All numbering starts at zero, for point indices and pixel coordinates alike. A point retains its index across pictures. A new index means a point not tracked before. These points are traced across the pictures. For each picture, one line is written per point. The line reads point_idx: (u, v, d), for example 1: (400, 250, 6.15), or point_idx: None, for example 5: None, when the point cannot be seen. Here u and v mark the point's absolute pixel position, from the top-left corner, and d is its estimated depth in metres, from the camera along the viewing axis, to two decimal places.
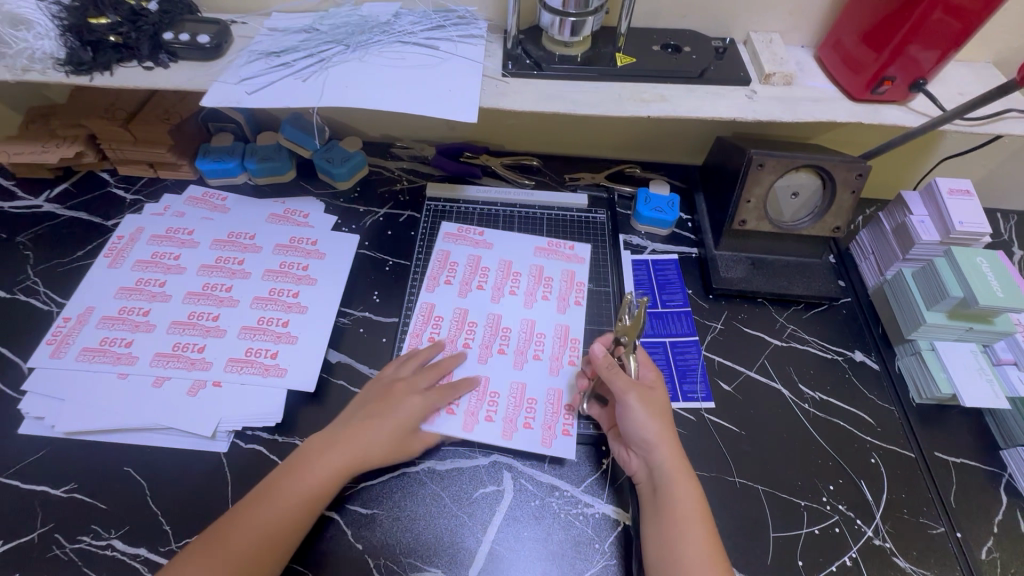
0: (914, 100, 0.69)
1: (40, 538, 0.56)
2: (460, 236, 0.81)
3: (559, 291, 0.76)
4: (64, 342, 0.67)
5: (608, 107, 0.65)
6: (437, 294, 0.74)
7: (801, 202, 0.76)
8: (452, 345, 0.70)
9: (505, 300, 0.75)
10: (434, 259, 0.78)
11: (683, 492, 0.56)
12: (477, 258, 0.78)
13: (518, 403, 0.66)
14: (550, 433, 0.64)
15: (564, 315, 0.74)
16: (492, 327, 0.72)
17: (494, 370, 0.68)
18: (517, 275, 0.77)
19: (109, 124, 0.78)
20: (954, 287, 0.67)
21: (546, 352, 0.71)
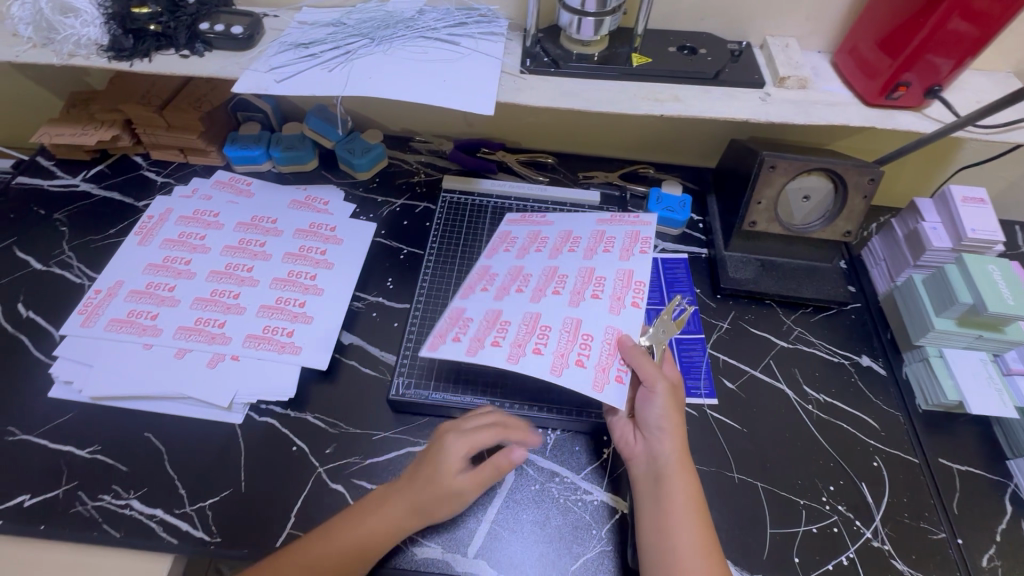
0: (930, 106, 0.68)
1: (64, 494, 0.59)
2: (523, 220, 0.81)
3: (587, 244, 0.73)
4: (94, 312, 0.70)
5: (621, 105, 0.66)
6: (494, 259, 0.75)
7: (813, 205, 0.76)
8: (502, 292, 0.69)
9: (563, 255, 0.73)
10: (494, 236, 0.79)
11: (685, 486, 0.56)
12: (509, 232, 0.79)
13: (574, 338, 0.61)
14: (605, 377, 0.57)
15: (626, 262, 0.68)
16: (549, 276, 0.70)
17: (546, 308, 0.65)
18: (579, 237, 0.75)
19: (144, 109, 0.82)
20: (964, 293, 0.67)
21: (605, 293, 0.65)
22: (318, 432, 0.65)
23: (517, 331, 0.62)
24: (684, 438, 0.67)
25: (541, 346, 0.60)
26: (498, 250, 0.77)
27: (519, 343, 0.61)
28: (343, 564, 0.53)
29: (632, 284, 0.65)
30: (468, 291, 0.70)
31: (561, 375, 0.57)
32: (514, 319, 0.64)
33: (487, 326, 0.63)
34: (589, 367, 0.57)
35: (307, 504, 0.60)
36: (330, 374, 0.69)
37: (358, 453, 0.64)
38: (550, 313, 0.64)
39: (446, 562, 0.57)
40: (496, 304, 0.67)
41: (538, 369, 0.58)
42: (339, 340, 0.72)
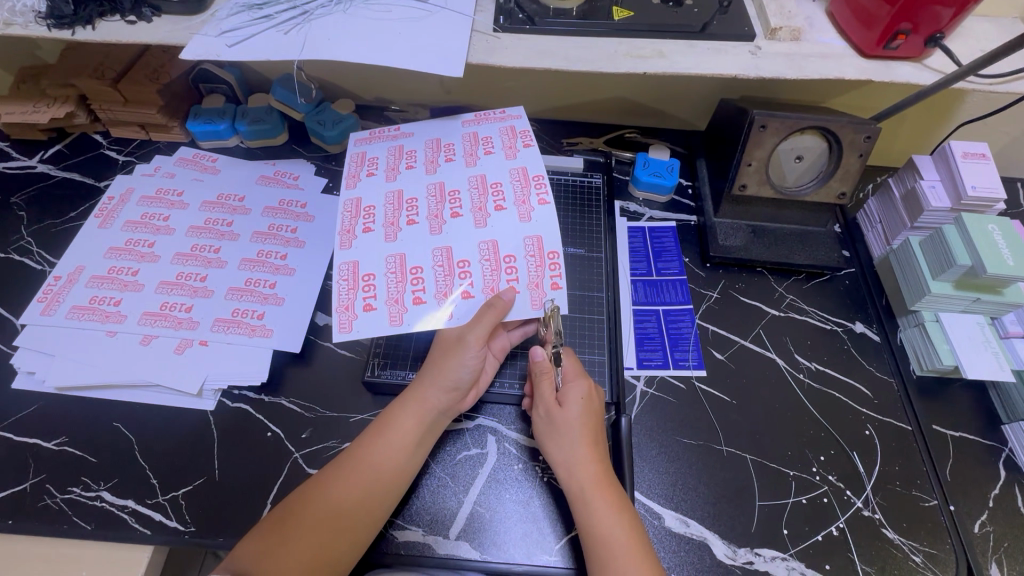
0: (931, 56, 0.64)
1: (32, 487, 0.57)
2: (373, 136, 0.69)
3: (502, 141, 0.66)
4: (54, 300, 0.67)
5: (602, 63, 0.61)
6: (361, 188, 0.64)
7: (806, 166, 0.72)
8: (394, 226, 0.61)
9: (443, 169, 0.65)
10: (349, 159, 0.66)
11: (606, 520, 0.52)
12: (399, 147, 0.67)
13: (496, 266, 0.59)
14: (540, 292, 0.58)
15: (514, 160, 0.65)
16: (438, 196, 0.63)
17: (455, 236, 0.60)
18: (451, 144, 0.67)
19: (97, 83, 0.77)
20: (962, 255, 0.64)
21: (509, 200, 0.62)
22: (293, 416, 0.63)
23: (433, 278, 0.58)
24: (672, 412, 0.65)
25: (469, 287, 0.58)
26: (347, 181, 0.64)
27: (444, 285, 0.58)
28: (371, 488, 0.53)
29: (531, 181, 0.63)
30: (348, 230, 0.61)
31: (542, 308, 0.57)
32: (425, 262, 0.59)
33: (399, 280, 0.58)
34: (522, 290, 0.58)
35: (283, 490, 0.58)
36: (305, 356, 0.67)
37: (335, 437, 0.61)
38: (477, 242, 0.60)
39: (428, 544, 0.56)
40: (393, 248, 0.59)
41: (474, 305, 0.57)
42: (313, 321, 0.69)
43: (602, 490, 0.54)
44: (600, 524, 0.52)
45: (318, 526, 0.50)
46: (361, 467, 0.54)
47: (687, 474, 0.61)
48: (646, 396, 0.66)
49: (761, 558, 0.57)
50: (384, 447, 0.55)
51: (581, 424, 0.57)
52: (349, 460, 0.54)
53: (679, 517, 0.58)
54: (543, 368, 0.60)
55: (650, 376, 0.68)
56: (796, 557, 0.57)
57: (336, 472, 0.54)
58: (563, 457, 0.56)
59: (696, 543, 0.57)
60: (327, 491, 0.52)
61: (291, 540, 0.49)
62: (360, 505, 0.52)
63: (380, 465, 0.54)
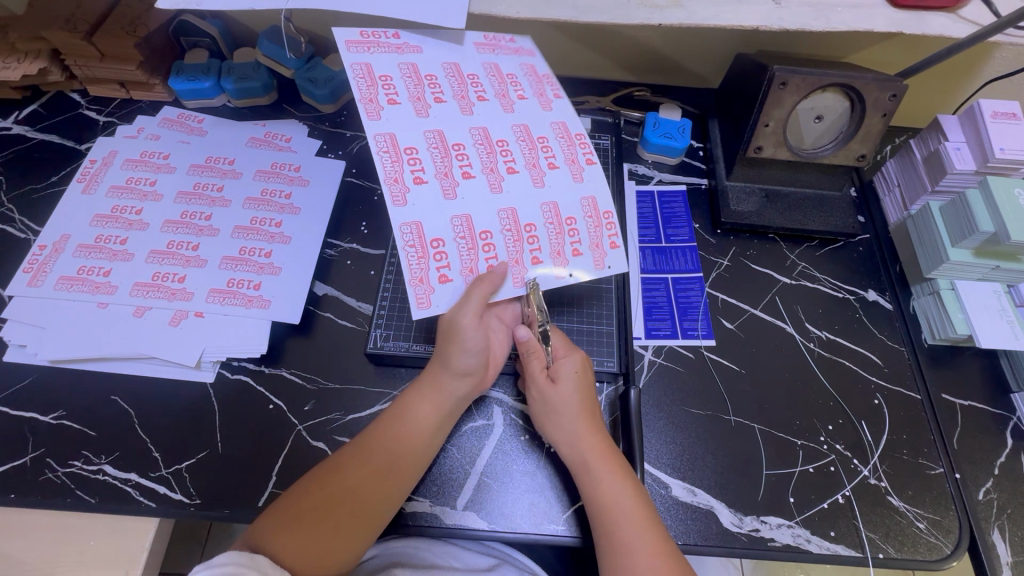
0: (968, 6, 0.59)
1: (32, 462, 0.56)
2: (367, 42, 0.56)
3: (531, 86, 0.60)
4: (41, 270, 0.65)
5: (613, 14, 0.56)
6: (387, 120, 0.54)
7: (826, 127, 0.68)
8: (447, 177, 0.53)
9: (479, 104, 0.57)
10: (354, 76, 0.54)
11: (608, 489, 0.52)
12: (411, 66, 0.56)
13: (560, 229, 0.55)
14: (601, 252, 0.55)
15: (552, 112, 0.59)
16: (485, 144, 0.56)
17: (516, 196, 0.55)
18: (474, 77, 0.58)
19: (70, 36, 0.71)
20: (984, 221, 0.62)
21: (558, 158, 0.57)
22: (295, 387, 0.61)
23: (503, 244, 0.54)
24: (679, 382, 0.64)
25: (537, 253, 0.55)
26: (369, 112, 0.53)
27: (514, 251, 0.54)
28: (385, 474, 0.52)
29: (576, 139, 0.58)
30: (393, 181, 0.52)
31: (606, 267, 0.56)
32: (493, 227, 0.54)
33: (468, 243, 0.53)
34: (585, 253, 0.55)
35: (287, 462, 0.57)
36: (305, 328, 0.65)
37: (339, 409, 0.60)
38: (528, 205, 0.55)
39: (436, 515, 0.56)
40: (456, 208, 0.53)
41: (548, 278, 0.54)
42: (312, 292, 0.67)
43: (604, 460, 0.54)
44: (604, 493, 0.52)
45: (335, 506, 0.50)
46: (376, 452, 0.53)
47: (695, 444, 0.61)
48: (654, 365, 0.65)
49: (767, 525, 0.57)
50: (402, 432, 0.54)
51: (577, 401, 0.57)
52: (365, 444, 0.53)
53: (686, 486, 0.58)
54: (530, 348, 0.57)
55: (658, 346, 0.66)
56: (802, 524, 0.57)
57: (351, 456, 0.53)
58: (562, 435, 0.56)
59: (702, 512, 0.57)
60: (344, 475, 0.51)
61: (305, 520, 0.49)
62: (374, 491, 0.51)
63: (398, 448, 0.53)
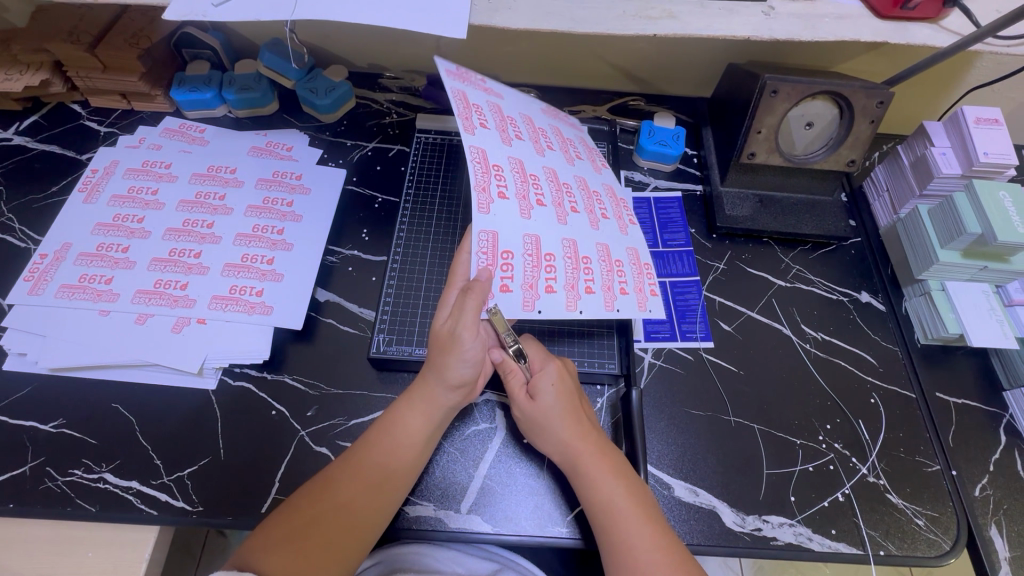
0: (948, 17, 0.61)
1: (31, 471, 0.56)
2: (463, 75, 0.62)
3: (583, 154, 0.70)
4: (42, 279, 0.65)
5: (610, 25, 0.58)
6: (479, 138, 0.58)
7: (816, 134, 0.70)
8: (525, 202, 0.58)
9: (550, 154, 0.65)
10: (454, 96, 0.58)
11: (601, 486, 0.53)
12: (496, 104, 0.63)
13: (610, 267, 0.60)
14: (643, 295, 0.60)
15: (607, 184, 0.68)
16: (554, 182, 0.62)
17: (576, 231, 0.60)
18: (544, 131, 0.67)
19: (73, 48, 0.72)
20: (972, 223, 0.64)
21: (609, 212, 0.65)
22: (297, 393, 0.62)
23: (564, 269, 0.57)
24: (679, 384, 0.65)
25: (590, 283, 0.58)
26: (468, 128, 0.57)
27: (573, 278, 0.57)
28: (377, 487, 0.52)
29: (620, 202, 0.67)
30: (480, 192, 0.55)
31: (648, 309, 0.59)
32: (555, 251, 0.57)
33: (533, 261, 0.56)
34: (631, 292, 0.59)
35: (290, 468, 0.57)
36: (307, 333, 0.65)
37: (342, 415, 0.61)
38: (584, 240, 0.60)
39: (440, 519, 0.56)
40: (529, 227, 0.57)
41: (601, 307, 0.57)
42: (314, 298, 0.68)
43: (598, 458, 0.54)
44: (600, 493, 0.52)
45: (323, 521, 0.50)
46: (367, 465, 0.53)
47: (696, 445, 0.61)
48: (654, 367, 0.66)
49: (769, 524, 0.57)
50: (392, 446, 0.54)
51: (557, 410, 0.56)
52: (356, 458, 0.53)
53: (688, 487, 0.59)
54: (508, 367, 0.58)
55: (658, 348, 0.67)
56: (803, 522, 0.58)
57: (343, 470, 0.53)
58: (551, 444, 0.56)
59: (705, 512, 0.58)
60: (334, 490, 0.51)
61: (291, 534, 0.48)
62: (367, 502, 0.51)
63: (388, 461, 0.53)
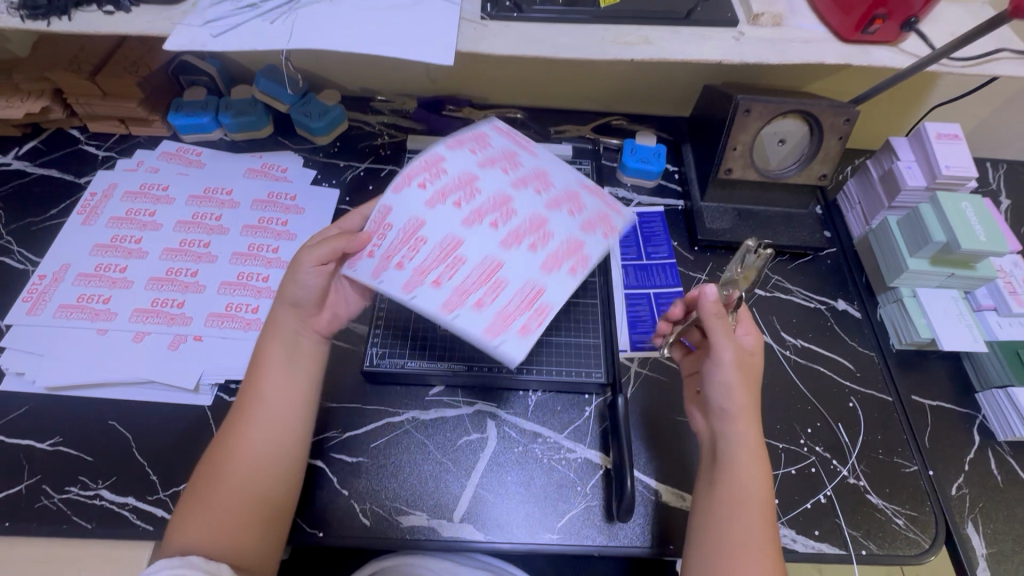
0: (906, 41, 0.65)
1: (28, 489, 0.57)
2: (508, 133, 0.66)
3: (587, 214, 0.62)
4: (40, 299, 0.66)
5: (590, 51, 0.61)
6: (455, 153, 0.59)
7: (788, 150, 0.74)
8: (442, 199, 0.56)
9: (525, 190, 0.60)
10: (467, 131, 0.63)
11: (747, 478, 0.51)
12: (512, 154, 0.63)
13: (486, 280, 0.53)
14: (503, 325, 0.51)
15: (576, 237, 0.59)
16: (499, 206, 0.58)
17: (474, 239, 0.55)
18: (549, 180, 0.63)
19: (74, 76, 0.74)
20: (937, 232, 0.67)
21: (545, 248, 0.57)
22: None
23: (428, 256, 0.53)
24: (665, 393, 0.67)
25: (442, 279, 0.53)
26: (453, 141, 0.60)
27: (437, 275, 0.53)
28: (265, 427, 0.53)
29: (578, 255, 0.57)
30: (406, 177, 0.57)
31: (495, 338, 0.50)
32: (432, 240, 0.54)
33: (403, 238, 0.54)
34: (485, 312, 0.51)
35: None
36: None
37: (336, 428, 0.62)
38: (473, 248, 0.55)
39: (433, 528, 0.57)
40: (424, 213, 0.55)
41: (440, 303, 0.51)
42: None
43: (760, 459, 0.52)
44: (747, 487, 0.50)
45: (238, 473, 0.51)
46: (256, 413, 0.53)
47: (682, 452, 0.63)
48: (640, 376, 0.68)
49: None
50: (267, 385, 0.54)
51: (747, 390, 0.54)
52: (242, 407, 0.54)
53: (676, 492, 0.60)
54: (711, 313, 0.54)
55: (644, 357, 0.69)
56: (788, 524, 0.59)
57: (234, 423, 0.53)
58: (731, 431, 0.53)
59: None
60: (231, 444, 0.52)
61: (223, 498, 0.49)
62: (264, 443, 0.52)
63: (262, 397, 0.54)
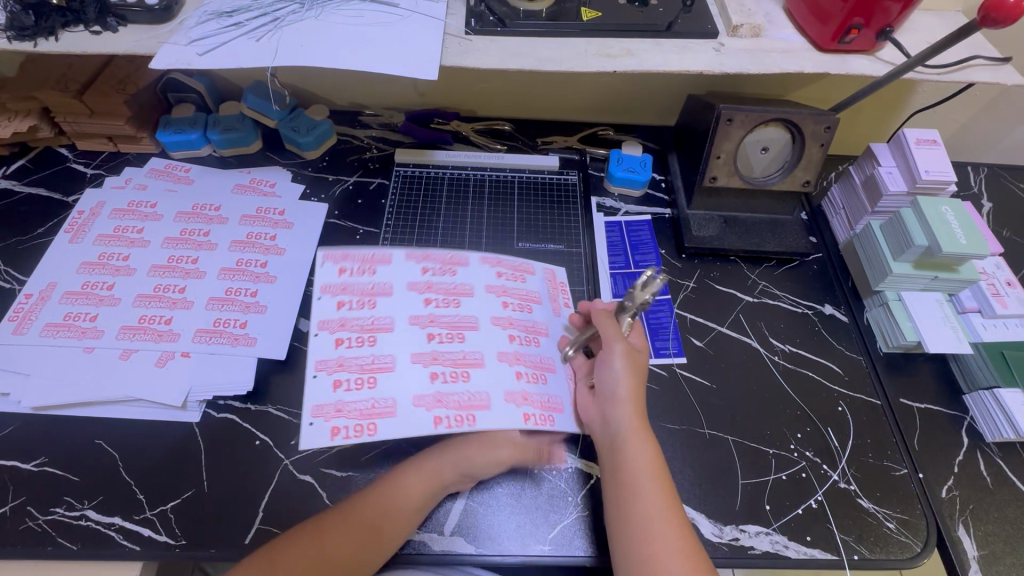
0: (882, 49, 0.66)
1: (11, 511, 0.56)
2: (521, 269, 0.69)
3: (532, 354, 0.62)
4: (26, 318, 0.66)
5: (572, 63, 0.62)
6: (465, 273, 0.65)
7: (771, 157, 0.75)
8: (426, 290, 0.62)
9: (499, 330, 0.62)
10: (489, 257, 0.67)
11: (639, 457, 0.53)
12: (515, 291, 0.66)
13: (360, 377, 0.55)
14: (357, 425, 0.53)
15: (492, 399, 0.56)
16: (452, 332, 0.60)
17: (395, 342, 0.58)
18: (522, 322, 0.64)
19: (61, 95, 0.75)
20: (919, 236, 0.68)
21: (462, 381, 0.57)
22: (280, 423, 0.63)
23: (359, 314, 0.59)
24: (655, 400, 0.67)
25: (343, 360, 0.56)
26: (491, 257, 0.68)
27: (346, 377, 0.55)
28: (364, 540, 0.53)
29: (513, 394, 0.58)
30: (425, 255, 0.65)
31: (326, 439, 0.52)
32: (373, 316, 0.59)
33: (359, 296, 0.60)
34: (337, 391, 0.54)
35: (274, 497, 0.58)
36: (290, 363, 0.67)
37: (324, 443, 0.61)
38: (399, 346, 0.58)
39: (423, 541, 0.56)
40: (392, 281, 0.62)
41: (321, 351, 0.56)
42: (297, 328, 0.69)
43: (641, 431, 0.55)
44: (632, 463, 0.53)
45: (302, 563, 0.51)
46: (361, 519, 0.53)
47: (674, 459, 0.63)
48: None
49: (746, 534, 0.59)
50: (391, 503, 0.54)
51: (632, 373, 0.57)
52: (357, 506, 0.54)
53: None
54: (601, 314, 0.61)
55: None
56: (779, 530, 0.59)
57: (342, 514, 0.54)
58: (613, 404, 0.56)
59: None
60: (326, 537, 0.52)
61: (331, 541, 0.52)
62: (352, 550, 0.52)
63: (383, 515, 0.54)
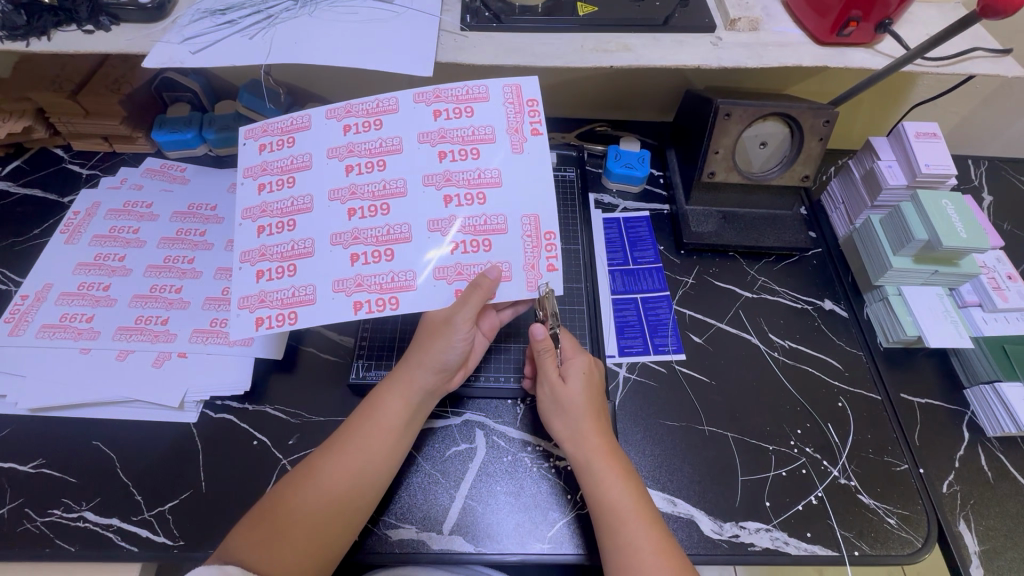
0: (882, 42, 0.65)
1: (9, 512, 0.56)
2: (435, 96, 0.59)
3: (471, 175, 0.58)
4: (22, 320, 0.65)
5: (569, 59, 0.61)
6: (319, 130, 0.59)
7: (770, 152, 0.74)
8: (350, 198, 0.57)
9: (434, 190, 0.57)
10: (368, 101, 0.60)
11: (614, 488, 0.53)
12: (379, 143, 0.58)
13: (283, 265, 0.56)
14: (275, 319, 0.54)
15: (419, 278, 0.56)
16: (374, 210, 0.57)
17: (315, 228, 0.57)
18: (456, 144, 0.58)
19: (55, 95, 0.74)
20: (918, 230, 0.67)
21: (379, 265, 0.56)
22: (278, 423, 0.62)
23: (283, 235, 0.57)
24: (654, 397, 0.67)
25: (268, 270, 0.56)
26: (428, 93, 0.59)
27: (269, 268, 0.56)
28: (362, 471, 0.53)
29: (447, 272, 0.56)
30: (346, 111, 0.60)
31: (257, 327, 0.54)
32: (301, 227, 0.57)
33: (282, 209, 0.57)
34: (251, 307, 0.55)
35: None
36: (287, 362, 0.67)
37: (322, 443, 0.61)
38: (319, 231, 0.56)
39: (422, 541, 0.56)
40: (306, 189, 0.58)
41: (245, 288, 0.56)
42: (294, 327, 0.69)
43: (609, 459, 0.55)
44: (609, 494, 0.53)
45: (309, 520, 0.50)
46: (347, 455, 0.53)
47: (673, 456, 0.63)
48: (629, 381, 0.68)
49: (746, 530, 0.59)
50: (371, 429, 0.54)
51: (584, 402, 0.58)
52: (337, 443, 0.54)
53: (667, 497, 0.60)
54: (545, 345, 0.58)
55: (632, 362, 0.69)
56: (779, 527, 0.59)
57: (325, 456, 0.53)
58: (567, 431, 0.57)
59: (684, 521, 0.59)
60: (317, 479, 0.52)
61: (327, 480, 0.52)
62: (353, 489, 0.52)
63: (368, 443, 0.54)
